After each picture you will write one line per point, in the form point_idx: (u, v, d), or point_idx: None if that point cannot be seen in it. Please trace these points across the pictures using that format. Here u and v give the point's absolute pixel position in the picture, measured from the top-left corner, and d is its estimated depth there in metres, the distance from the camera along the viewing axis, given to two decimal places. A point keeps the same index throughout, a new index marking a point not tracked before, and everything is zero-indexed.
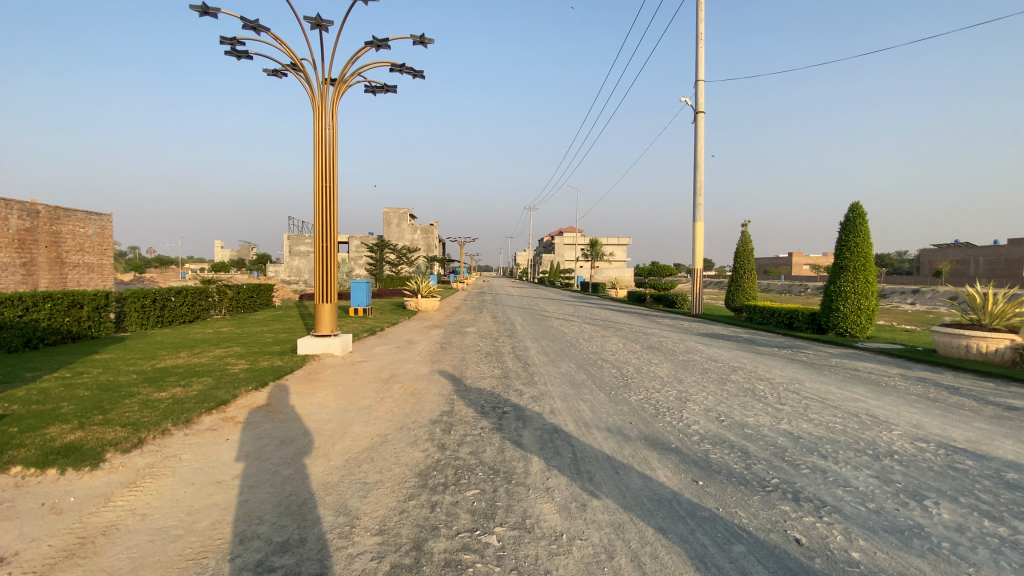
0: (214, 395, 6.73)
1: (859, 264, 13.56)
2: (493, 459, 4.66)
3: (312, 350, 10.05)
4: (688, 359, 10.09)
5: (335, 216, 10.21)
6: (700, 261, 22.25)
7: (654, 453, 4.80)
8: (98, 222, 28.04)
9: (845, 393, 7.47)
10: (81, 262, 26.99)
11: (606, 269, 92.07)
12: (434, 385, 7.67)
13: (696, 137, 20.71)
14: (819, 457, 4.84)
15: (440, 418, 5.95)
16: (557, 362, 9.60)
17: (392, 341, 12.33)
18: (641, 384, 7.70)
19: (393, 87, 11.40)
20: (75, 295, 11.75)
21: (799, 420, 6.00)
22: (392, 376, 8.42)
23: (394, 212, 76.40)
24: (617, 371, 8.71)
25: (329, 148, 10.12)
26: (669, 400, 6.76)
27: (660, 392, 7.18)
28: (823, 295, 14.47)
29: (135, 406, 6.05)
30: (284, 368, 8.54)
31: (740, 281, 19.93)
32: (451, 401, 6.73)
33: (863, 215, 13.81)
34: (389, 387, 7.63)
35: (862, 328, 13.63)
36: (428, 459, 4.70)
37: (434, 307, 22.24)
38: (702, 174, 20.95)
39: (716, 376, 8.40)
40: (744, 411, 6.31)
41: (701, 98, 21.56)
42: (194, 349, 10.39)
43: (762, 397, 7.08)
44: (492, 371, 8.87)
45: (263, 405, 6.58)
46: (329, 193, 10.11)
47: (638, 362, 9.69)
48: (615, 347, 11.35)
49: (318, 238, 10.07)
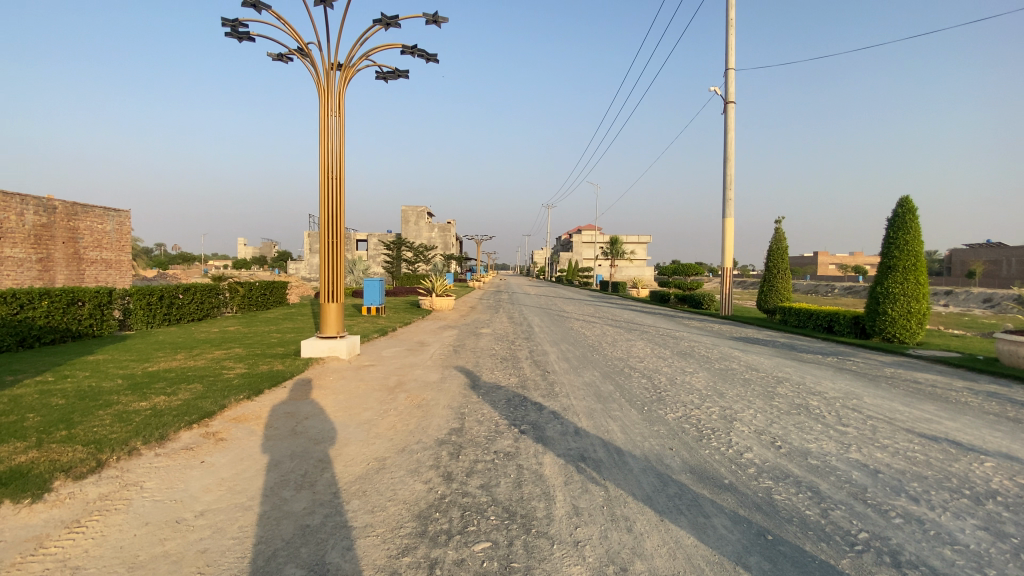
0: (199, 405, 6.03)
1: (910, 264, 12.46)
2: (508, 497, 3.86)
3: (317, 353, 9.31)
4: (726, 369, 9.15)
5: (341, 211, 9.50)
6: (728, 260, 21.16)
7: (705, 494, 3.96)
8: (116, 219, 27.98)
9: (915, 413, 6.48)
10: (99, 258, 26.92)
11: (625, 267, 90.74)
12: (445, 396, 6.87)
13: (726, 129, 19.62)
14: (909, 500, 3.91)
15: (448, 438, 5.17)
16: (580, 369, 8.76)
17: (403, 343, 11.57)
18: (677, 399, 6.82)
19: (405, 72, 10.64)
20: (75, 292, 11.26)
21: (871, 450, 5.08)
22: (399, 383, 7.66)
23: (411, 210, 75.43)
24: (648, 381, 7.84)
25: (335, 137, 9.43)
26: (712, 420, 5.88)
27: (701, 410, 6.29)
28: (868, 297, 13.38)
29: (108, 419, 5.38)
30: (283, 374, 7.85)
31: (773, 282, 18.79)
32: (463, 416, 5.93)
33: (914, 210, 12.70)
34: (394, 397, 6.86)
35: (912, 334, 12.52)
36: (431, 494, 3.91)
37: (449, 306, 21.52)
38: (732, 169, 19.88)
39: (761, 390, 7.48)
40: (801, 436, 5.40)
41: (731, 88, 20.43)
42: (194, 350, 9.77)
43: (820, 416, 6.15)
44: (509, 379, 8.08)
45: (252, 418, 5.86)
46: (335, 186, 9.40)
47: (670, 371, 8.79)
48: (643, 353, 10.45)
49: (324, 234, 9.37)
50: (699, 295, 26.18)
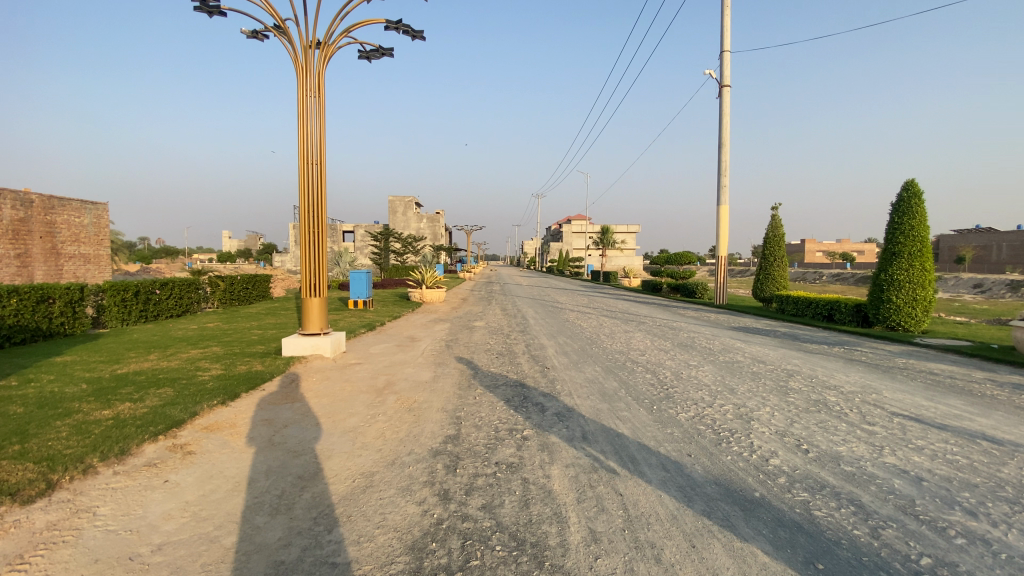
0: (168, 413, 5.45)
1: (915, 250, 12.14)
2: (515, 519, 3.38)
3: (299, 351, 8.75)
4: (732, 361, 8.74)
5: (323, 199, 8.89)
6: (724, 247, 20.81)
7: (738, 511, 3.51)
8: (95, 212, 26.91)
9: (941, 409, 6.10)
10: (78, 253, 25.91)
11: (617, 257, 90.60)
12: (438, 397, 6.36)
13: (722, 113, 19.15)
14: (966, 517, 3.48)
15: (443, 448, 4.66)
16: (581, 364, 8.29)
17: (392, 339, 11.02)
18: (687, 396, 6.37)
19: (390, 50, 9.99)
20: (45, 289, 10.54)
21: (905, 453, 4.67)
22: (388, 383, 7.13)
23: (400, 200, 74.20)
24: (654, 377, 7.39)
25: (315, 118, 8.81)
26: (729, 420, 5.44)
27: (715, 408, 5.85)
28: (871, 284, 13.06)
29: (65, 431, 4.80)
30: (263, 375, 7.29)
31: (770, 270, 18.46)
32: (458, 420, 5.43)
33: (920, 194, 12.38)
34: (384, 399, 6.34)
35: (916, 322, 12.22)
36: (426, 519, 3.41)
37: (440, 299, 20.96)
38: (728, 154, 19.46)
39: (773, 384, 7.07)
40: (828, 438, 4.97)
41: (727, 71, 19.95)
42: (168, 350, 9.14)
43: (841, 414, 5.75)
44: (506, 377, 7.58)
45: (226, 426, 5.31)
46: (316, 171, 8.79)
47: (675, 365, 8.35)
48: (644, 346, 10.01)
49: (305, 223, 8.77)
50: (693, 284, 25.85)
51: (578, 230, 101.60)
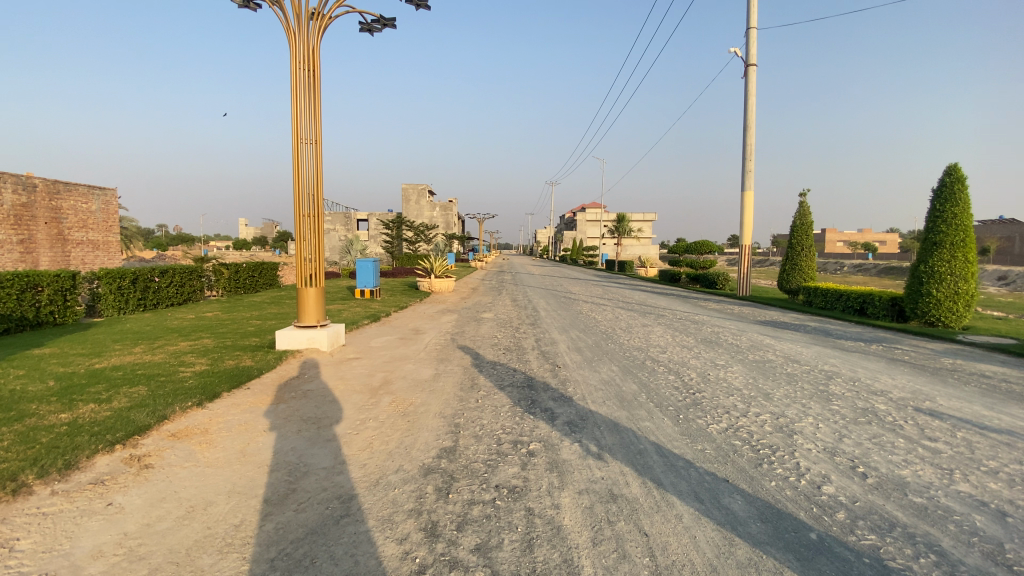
0: (131, 417, 4.88)
1: (958, 240, 11.26)
2: (513, 567, 2.73)
3: (293, 344, 8.14)
4: (761, 361, 7.97)
5: (318, 181, 8.27)
6: (747, 236, 19.86)
7: (790, 561, 2.81)
8: (102, 197, 26.70)
9: (1007, 418, 5.30)
10: (86, 240, 25.74)
11: (631, 246, 89.39)
12: (437, 400, 5.70)
13: (747, 95, 18.14)
14: None
15: (437, 465, 4.01)
16: (595, 363, 7.59)
17: (396, 332, 10.38)
18: (716, 402, 5.66)
19: (392, 20, 9.27)
20: (32, 277, 10.09)
21: (981, 476, 3.92)
22: (384, 382, 6.51)
23: (412, 188, 73.69)
24: (677, 379, 6.69)
25: (308, 92, 8.16)
26: (767, 434, 4.73)
27: (749, 419, 5.14)
28: (909, 276, 12.16)
29: (9, 440, 4.25)
30: (249, 371, 6.71)
31: (796, 260, 17.53)
32: (457, 429, 4.78)
33: (963, 179, 11.45)
34: (377, 401, 5.72)
35: (958, 317, 11.30)
36: (405, 565, 2.77)
37: (449, 288, 20.35)
38: (753, 138, 18.45)
39: (811, 389, 6.31)
40: (887, 460, 4.24)
41: (753, 48, 18.89)
42: (156, 342, 8.61)
43: (896, 427, 4.99)
44: (513, 375, 6.91)
45: (196, 433, 4.72)
46: (312, 151, 8.19)
47: (699, 365, 7.61)
48: (664, 342, 9.29)
49: (299, 207, 8.16)
50: (713, 274, 24.90)
51: (592, 218, 100.28)
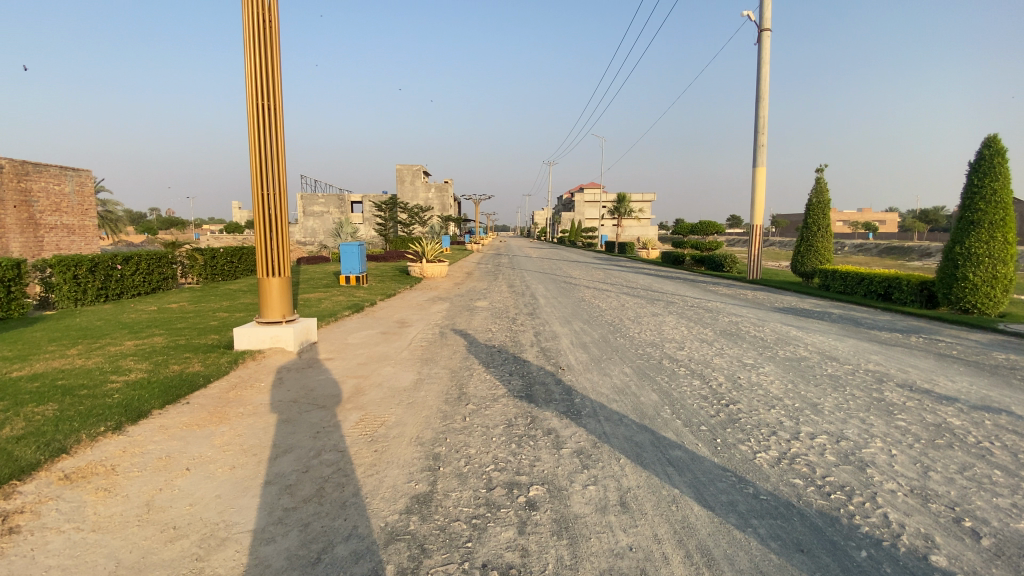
0: (18, 452, 3.78)
1: (998, 218, 10.23)
2: None
3: (254, 344, 7.05)
4: (795, 359, 6.91)
5: (280, 153, 7.13)
6: (757, 215, 18.76)
7: None
8: (75, 178, 25.31)
9: None
10: (60, 224, 24.41)
11: (631, 227, 88.18)
12: (414, 419, 4.62)
13: (760, 63, 16.86)
14: None
15: (403, 527, 2.96)
16: (604, 364, 6.53)
17: (378, 325, 9.28)
18: (758, 419, 4.62)
19: None
20: None
21: None
22: (355, 392, 5.45)
23: (406, 169, 71.91)
24: (702, 385, 5.65)
25: (263, 51, 6.97)
26: (833, 469, 3.68)
27: (804, 444, 4.09)
28: (942, 259, 11.09)
29: None
30: (195, 379, 5.64)
31: (812, 241, 16.44)
32: (436, 465, 3.71)
33: (1003, 151, 10.37)
34: (341, 420, 4.66)
35: (995, 303, 10.26)
36: None
37: (442, 273, 19.23)
38: (766, 109, 17.21)
39: (865, 398, 5.27)
40: (994, 507, 3.17)
41: (766, 12, 17.55)
42: (99, 341, 7.49)
43: (987, 454, 3.90)
44: (509, 380, 5.82)
45: (100, 473, 3.64)
46: (271, 117, 7.04)
47: (725, 364, 6.56)
48: (679, 336, 8.23)
49: (257, 182, 7.01)
50: (720, 256, 23.79)
51: (590, 198, 98.55)
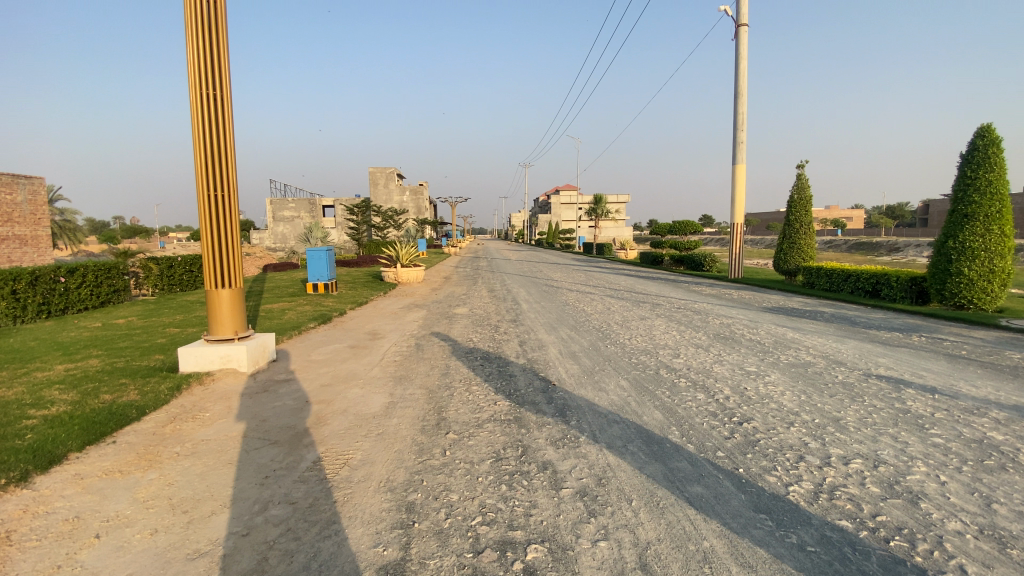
0: None
1: (994, 210, 10.01)
2: None
3: (202, 364, 6.23)
4: (801, 365, 6.40)
5: (227, 148, 6.33)
6: (738, 213, 18.54)
7: None
8: (28, 186, 23.73)
9: None
10: (11, 235, 22.81)
11: (607, 227, 88.20)
12: (384, 456, 3.92)
13: (739, 58, 16.61)
14: None
15: None
16: (598, 377, 5.91)
17: (347, 338, 8.50)
18: (780, 441, 4.05)
19: None
20: None
21: None
22: (316, 421, 4.72)
23: (381, 172, 70.63)
24: (708, 400, 5.07)
25: (207, 34, 6.18)
26: (882, 505, 3.11)
27: (840, 473, 3.52)
28: (934, 253, 10.84)
29: None
30: (129, 410, 4.83)
31: (794, 238, 16.20)
32: (410, 518, 3.03)
33: (997, 141, 10.15)
34: (298, 458, 3.94)
35: (992, 298, 10.03)
36: None
37: (418, 279, 18.45)
38: (744, 105, 16.96)
39: (890, 410, 4.75)
40: None
41: (742, 6, 17.33)
42: (25, 365, 6.55)
43: None
44: (494, 401, 5.14)
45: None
46: (218, 112, 6.25)
47: (728, 373, 6.01)
48: (674, 342, 7.68)
49: (201, 182, 6.20)
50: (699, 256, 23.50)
51: (566, 200, 98.31)
